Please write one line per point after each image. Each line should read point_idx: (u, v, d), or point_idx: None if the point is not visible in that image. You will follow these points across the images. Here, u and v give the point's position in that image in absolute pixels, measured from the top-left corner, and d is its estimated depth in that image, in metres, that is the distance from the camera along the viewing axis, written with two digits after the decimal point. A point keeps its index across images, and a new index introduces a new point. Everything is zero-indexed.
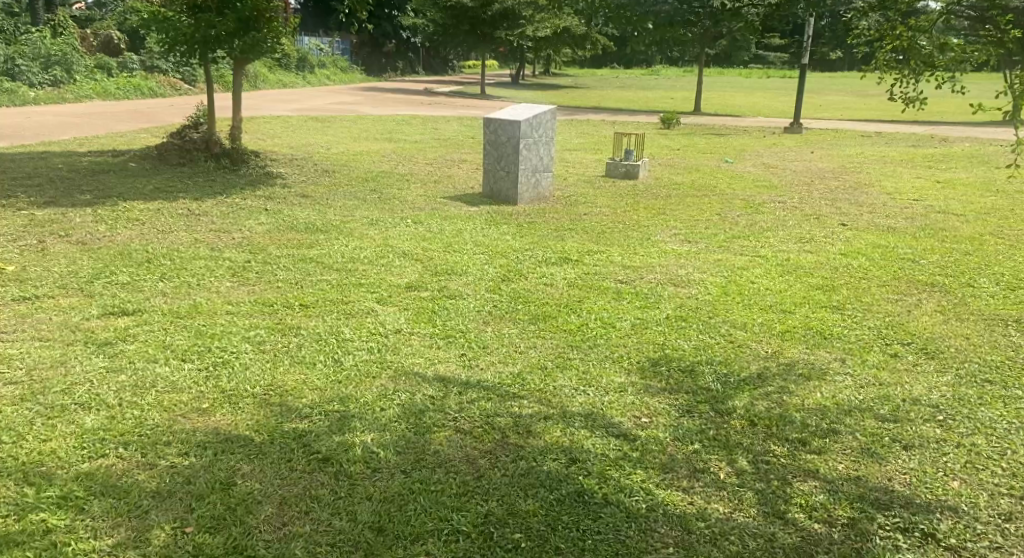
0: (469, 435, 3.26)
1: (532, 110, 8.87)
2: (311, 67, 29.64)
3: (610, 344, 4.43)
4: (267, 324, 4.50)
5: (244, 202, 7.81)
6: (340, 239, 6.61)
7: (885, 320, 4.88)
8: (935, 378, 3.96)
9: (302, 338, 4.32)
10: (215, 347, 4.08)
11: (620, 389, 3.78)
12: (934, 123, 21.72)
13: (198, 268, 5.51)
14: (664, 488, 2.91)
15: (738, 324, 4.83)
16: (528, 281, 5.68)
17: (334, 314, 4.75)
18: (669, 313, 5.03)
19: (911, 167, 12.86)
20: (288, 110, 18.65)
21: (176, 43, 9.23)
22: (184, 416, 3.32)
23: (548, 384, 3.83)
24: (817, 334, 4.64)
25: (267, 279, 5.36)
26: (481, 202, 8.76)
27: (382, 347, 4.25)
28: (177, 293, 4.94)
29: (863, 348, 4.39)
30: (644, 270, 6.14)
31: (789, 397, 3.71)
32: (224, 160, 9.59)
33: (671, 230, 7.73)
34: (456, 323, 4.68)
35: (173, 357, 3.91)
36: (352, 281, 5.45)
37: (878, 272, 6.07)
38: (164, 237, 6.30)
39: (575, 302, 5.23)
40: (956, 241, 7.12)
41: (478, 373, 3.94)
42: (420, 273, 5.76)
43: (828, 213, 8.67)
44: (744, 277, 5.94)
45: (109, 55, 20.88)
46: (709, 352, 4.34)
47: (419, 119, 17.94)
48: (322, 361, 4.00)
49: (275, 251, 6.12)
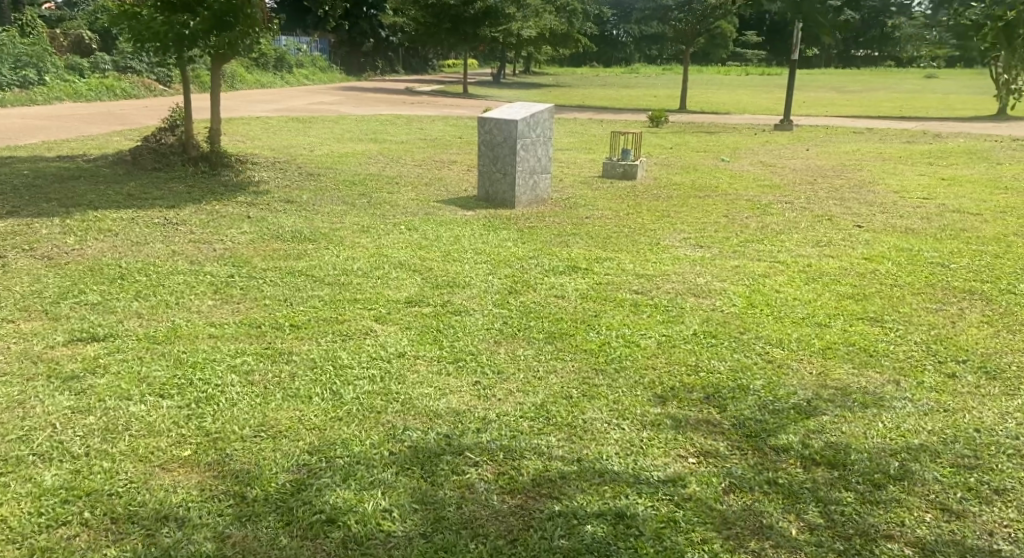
0: (497, 486, 2.82)
1: (529, 109, 8.43)
2: (289, 67, 28.96)
3: (637, 367, 3.99)
4: (253, 350, 4.01)
5: (225, 210, 7.29)
6: (330, 249, 6.12)
7: (931, 334, 4.50)
8: (1003, 403, 3.58)
9: (295, 366, 3.84)
10: (196, 380, 3.59)
11: (659, 422, 3.36)
12: (925, 118, 21.51)
13: (176, 284, 5.03)
14: (732, 551, 2.51)
15: (772, 340, 4.42)
16: (537, 293, 5.24)
17: (328, 336, 4.27)
18: (694, 328, 4.60)
19: (912, 164, 12.53)
20: (266, 111, 18.02)
21: (147, 41, 8.70)
22: (160, 467, 2.84)
23: (577, 416, 3.40)
24: (861, 351, 4.24)
25: (253, 296, 4.87)
26: (476, 206, 8.30)
27: (385, 375, 3.78)
28: (153, 315, 4.44)
29: (915, 368, 4.00)
30: (659, 279, 5.71)
31: (848, 427, 3.33)
32: (202, 164, 9.06)
33: (679, 234, 7.31)
34: (465, 344, 4.23)
35: (148, 392, 3.42)
36: (346, 296, 4.97)
37: (910, 278, 5.70)
38: (138, 250, 5.78)
39: (591, 316, 4.79)
40: (983, 244, 6.75)
41: (496, 405, 3.48)
42: (420, 285, 5.30)
43: (839, 214, 8.29)
44: (767, 285, 5.54)
45: (80, 55, 20.21)
46: (748, 374, 3.92)
47: (402, 119, 17.43)
48: (318, 393, 3.53)
49: (260, 263, 5.63)
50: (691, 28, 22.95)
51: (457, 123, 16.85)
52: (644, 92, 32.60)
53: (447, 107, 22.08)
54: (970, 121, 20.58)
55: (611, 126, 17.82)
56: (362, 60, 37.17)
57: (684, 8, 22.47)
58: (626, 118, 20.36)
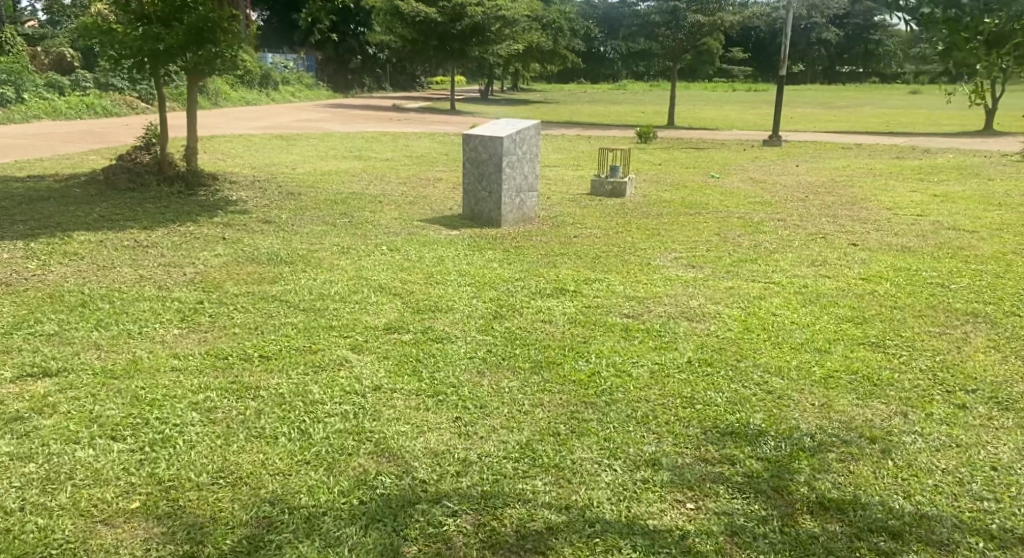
0: (476, 540, 2.61)
1: (515, 126, 8.21)
2: (275, 84, 28.76)
3: (629, 399, 3.74)
4: (218, 385, 3.73)
5: (199, 231, 7.03)
6: (308, 272, 5.86)
7: (936, 360, 4.28)
8: (1018, 439, 3.35)
9: (262, 403, 3.57)
10: (153, 420, 3.32)
11: (654, 462, 3.13)
12: (913, 134, 21.49)
13: (142, 311, 4.76)
14: None
15: (770, 368, 4.19)
16: (522, 318, 4.99)
17: (300, 369, 4.00)
18: (688, 355, 4.36)
19: (903, 180, 12.40)
20: (250, 129, 17.75)
21: (121, 56, 8.47)
22: (104, 523, 2.61)
23: (565, 456, 3.16)
24: (865, 380, 4.01)
25: (222, 324, 4.61)
26: (461, 225, 8.07)
27: (360, 411, 3.53)
28: (113, 347, 4.16)
29: (923, 398, 3.77)
30: (650, 301, 5.48)
31: (856, 466, 3.10)
32: (178, 184, 8.80)
33: (671, 254, 7.09)
34: (445, 375, 3.97)
35: (99, 434, 3.16)
36: (321, 323, 4.71)
37: (910, 300, 5.49)
38: (104, 275, 5.51)
39: (580, 343, 4.55)
40: (982, 263, 6.56)
41: (477, 445, 3.24)
42: (400, 310, 5.04)
43: (833, 232, 8.08)
44: (762, 308, 5.32)
45: (61, 72, 19.94)
46: (746, 408, 3.67)
47: (388, 136, 17.23)
48: (285, 433, 3.28)
49: (232, 287, 5.37)
50: (679, 45, 22.88)
51: (443, 141, 16.61)
52: (630, 109, 32.55)
53: (435, 124, 21.89)
54: (957, 136, 20.56)
55: (599, 142, 17.69)
56: (350, 77, 37.05)
57: (672, 25, 22.49)
58: (614, 135, 20.20)
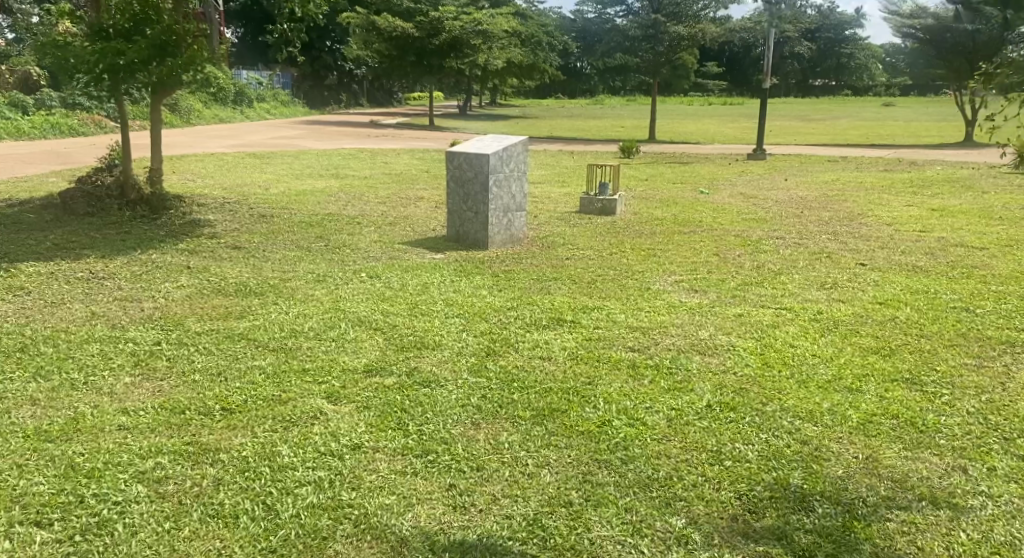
0: None
1: (501, 142, 7.74)
2: (248, 101, 28.13)
3: (648, 456, 3.25)
4: (171, 447, 3.20)
5: (162, 260, 6.47)
6: (280, 304, 5.34)
7: (984, 401, 3.84)
8: None
9: (221, 469, 3.05)
10: (89, 497, 2.81)
11: (685, 541, 2.69)
12: (897, 146, 21.33)
13: (90, 355, 4.21)
14: None
15: (801, 412, 3.71)
16: (518, 355, 4.49)
17: (268, 424, 3.47)
18: (707, 398, 3.88)
19: (897, 194, 12.05)
20: (222, 147, 17.19)
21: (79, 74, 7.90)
22: None
23: (580, 535, 2.71)
24: (910, 425, 3.55)
25: (179, 370, 4.06)
26: (446, 247, 7.59)
27: (338, 478, 3.02)
28: (50, 402, 3.61)
29: (980, 449, 3.34)
30: (655, 332, 5.00)
31: (923, 542, 2.70)
32: (142, 209, 8.23)
33: (670, 277, 6.65)
34: (435, 429, 3.45)
35: (20, 520, 2.68)
36: (292, 367, 4.17)
37: (935, 327, 5.06)
38: (52, 312, 4.97)
39: (584, 385, 4.04)
40: (1001, 284, 6.18)
41: (477, 521, 2.76)
42: (381, 348, 4.52)
43: (837, 250, 7.67)
44: (778, 340, 4.85)
45: (25, 90, 19.28)
46: (782, 463, 3.20)
47: (365, 153, 16.74)
48: (248, 510, 2.78)
49: (195, 325, 4.82)
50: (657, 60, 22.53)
51: (423, 157, 16.13)
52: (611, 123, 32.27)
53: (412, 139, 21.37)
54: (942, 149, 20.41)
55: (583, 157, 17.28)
56: (326, 94, 36.62)
57: (653, 38, 22.12)
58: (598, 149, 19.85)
